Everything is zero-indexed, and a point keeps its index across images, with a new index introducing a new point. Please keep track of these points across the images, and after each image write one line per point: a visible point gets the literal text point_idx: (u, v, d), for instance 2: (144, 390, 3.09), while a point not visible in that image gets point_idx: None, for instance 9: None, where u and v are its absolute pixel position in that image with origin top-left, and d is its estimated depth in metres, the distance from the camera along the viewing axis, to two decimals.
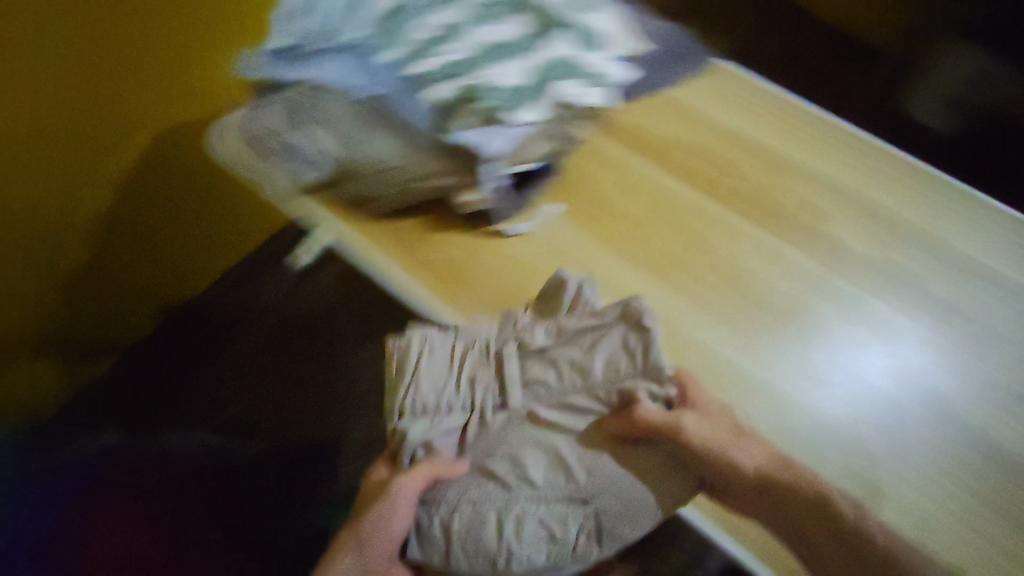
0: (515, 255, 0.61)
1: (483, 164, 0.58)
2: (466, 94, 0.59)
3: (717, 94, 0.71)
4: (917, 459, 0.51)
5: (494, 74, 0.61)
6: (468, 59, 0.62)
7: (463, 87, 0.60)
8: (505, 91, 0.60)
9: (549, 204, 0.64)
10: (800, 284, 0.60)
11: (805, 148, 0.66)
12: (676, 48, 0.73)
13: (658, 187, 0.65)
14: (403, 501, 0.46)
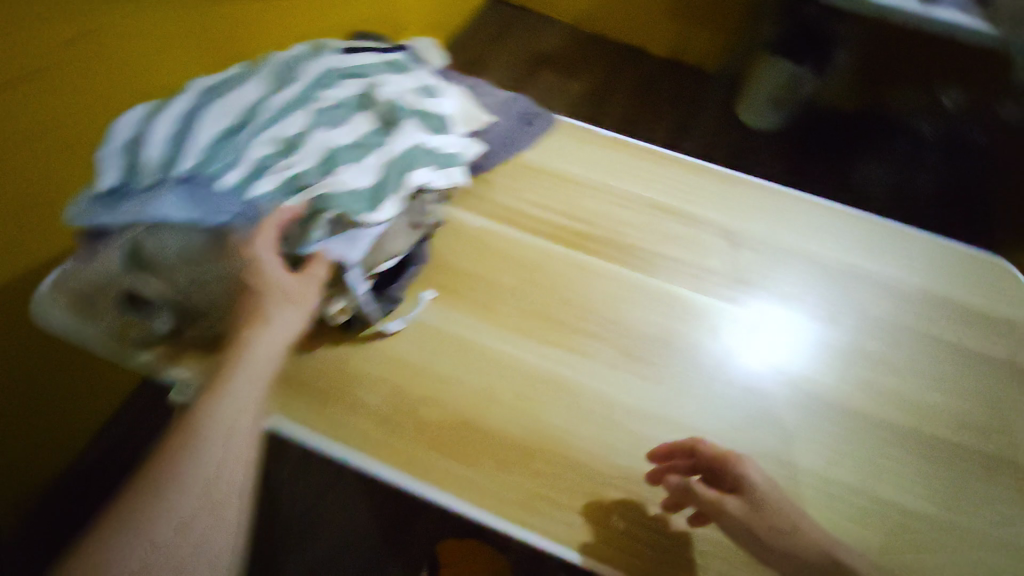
0: (408, 347, 0.61)
1: (350, 273, 0.57)
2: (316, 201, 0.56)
3: (603, 147, 0.80)
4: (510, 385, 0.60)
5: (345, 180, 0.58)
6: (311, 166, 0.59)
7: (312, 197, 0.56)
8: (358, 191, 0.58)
9: (425, 290, 0.65)
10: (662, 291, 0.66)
11: (685, 184, 0.77)
12: (511, 117, 0.80)
13: (542, 250, 0.69)
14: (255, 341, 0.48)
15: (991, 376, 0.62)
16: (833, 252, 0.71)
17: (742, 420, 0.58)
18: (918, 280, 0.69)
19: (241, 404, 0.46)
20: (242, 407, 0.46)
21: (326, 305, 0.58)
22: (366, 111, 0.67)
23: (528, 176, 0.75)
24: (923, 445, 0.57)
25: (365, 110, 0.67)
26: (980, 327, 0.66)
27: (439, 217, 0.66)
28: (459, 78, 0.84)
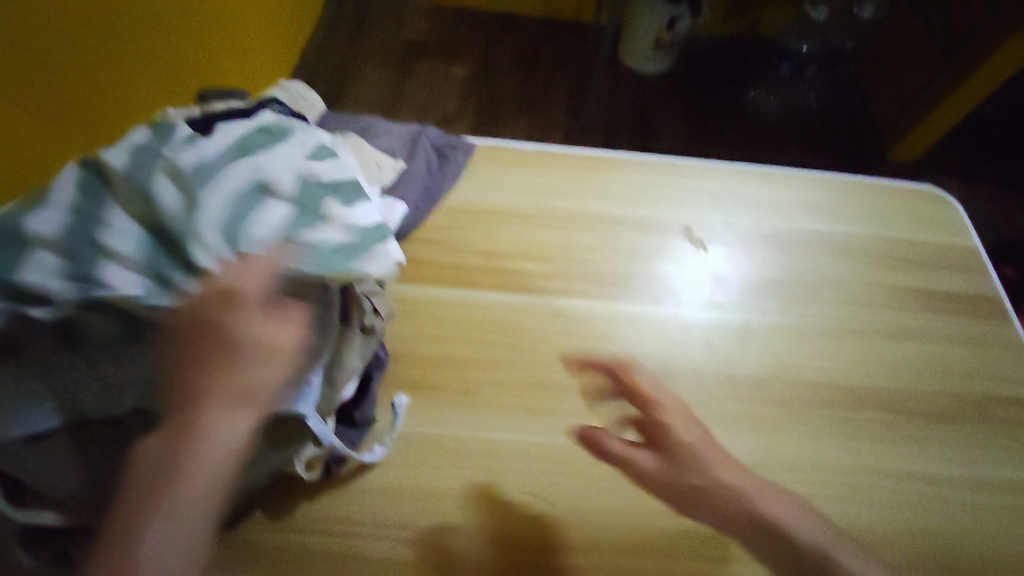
0: (399, 471, 0.51)
1: (307, 418, 0.45)
2: None
3: (543, 165, 0.71)
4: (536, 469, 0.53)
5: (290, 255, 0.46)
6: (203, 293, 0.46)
7: None
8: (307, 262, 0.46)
9: (396, 395, 0.54)
10: (645, 310, 0.62)
11: (633, 189, 0.71)
12: (429, 158, 0.69)
13: (513, 308, 0.61)
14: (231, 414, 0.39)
15: (966, 312, 0.65)
16: (795, 226, 0.70)
17: (764, 425, 0.56)
18: (877, 231, 0.70)
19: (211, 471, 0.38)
20: (223, 447, 0.39)
21: (299, 461, 0.47)
22: None
23: (470, 219, 0.66)
24: (934, 408, 0.58)
25: None
26: (942, 266, 0.68)
27: (386, 309, 0.55)
28: (349, 120, 0.72)
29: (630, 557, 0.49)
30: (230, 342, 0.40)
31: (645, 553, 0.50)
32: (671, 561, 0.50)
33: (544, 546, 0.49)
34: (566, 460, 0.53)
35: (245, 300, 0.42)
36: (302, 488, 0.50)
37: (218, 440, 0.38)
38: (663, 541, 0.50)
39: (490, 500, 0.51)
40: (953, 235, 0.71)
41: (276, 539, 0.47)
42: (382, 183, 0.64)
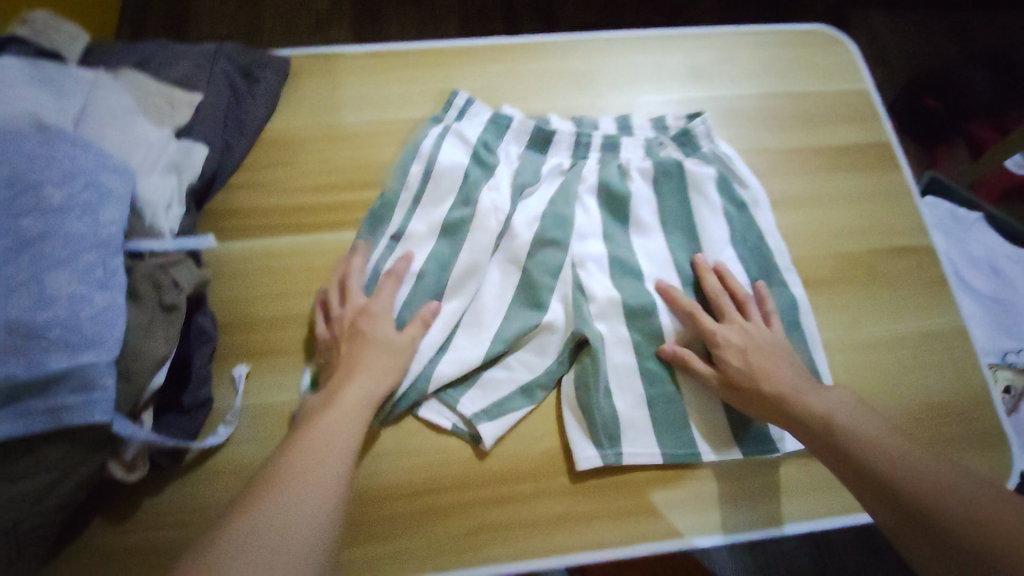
0: (253, 446, 0.47)
1: (113, 426, 0.40)
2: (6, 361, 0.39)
3: (375, 70, 0.61)
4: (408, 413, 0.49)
5: (583, 274, 0.53)
6: None
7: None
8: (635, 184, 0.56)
9: (234, 366, 0.49)
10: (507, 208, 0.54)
11: (489, 82, 0.61)
12: (232, 80, 0.58)
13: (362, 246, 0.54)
14: (370, 352, 0.47)
15: (856, 164, 0.60)
16: (671, 96, 0.62)
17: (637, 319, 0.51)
18: (763, 89, 0.63)
19: (342, 429, 0.43)
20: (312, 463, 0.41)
21: (117, 465, 0.43)
22: None
23: (297, 152, 0.57)
24: (821, 274, 0.56)
25: None
26: (833, 119, 0.62)
27: (196, 277, 0.47)
28: (126, 52, 0.58)
29: (510, 482, 0.47)
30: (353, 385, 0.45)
31: (523, 477, 0.48)
32: (549, 478, 0.48)
33: (420, 488, 0.47)
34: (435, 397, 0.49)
35: (371, 304, 0.49)
36: (145, 483, 0.46)
37: (322, 445, 0.41)
38: (538, 459, 0.48)
39: (396, 449, 0.48)
40: (844, 77, 0.64)
41: (131, 542, 0.44)
42: (177, 124, 0.54)
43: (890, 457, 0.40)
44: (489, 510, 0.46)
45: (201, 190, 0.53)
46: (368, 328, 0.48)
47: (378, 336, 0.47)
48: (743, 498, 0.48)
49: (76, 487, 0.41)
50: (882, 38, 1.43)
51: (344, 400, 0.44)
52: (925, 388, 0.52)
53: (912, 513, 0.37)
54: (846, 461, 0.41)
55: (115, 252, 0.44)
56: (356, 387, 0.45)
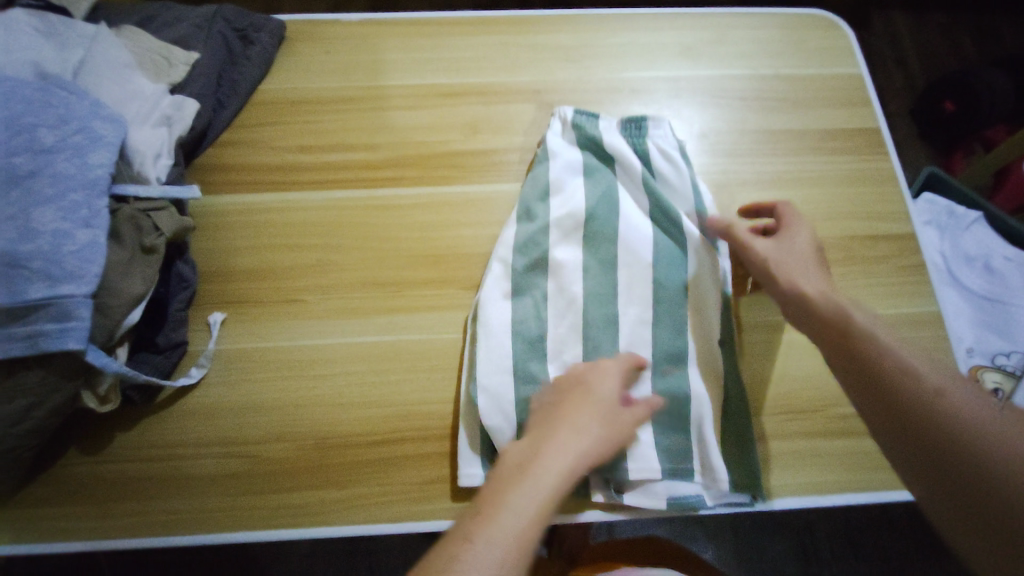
0: (223, 390, 0.49)
1: (86, 356, 0.42)
2: None
3: (369, 38, 0.62)
4: (375, 370, 0.50)
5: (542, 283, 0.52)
6: None
7: None
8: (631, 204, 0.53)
9: (210, 312, 0.51)
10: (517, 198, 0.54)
11: (480, 52, 0.62)
12: (228, 41, 0.59)
13: (342, 205, 0.55)
14: (580, 412, 0.43)
15: (845, 149, 0.60)
16: (660, 73, 0.62)
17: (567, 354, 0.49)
18: (755, 71, 0.62)
19: (535, 505, 0.37)
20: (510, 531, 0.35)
21: (91, 396, 0.44)
22: None
23: (286, 112, 0.59)
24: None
25: None
26: (824, 103, 0.61)
27: (178, 223, 0.48)
28: (129, 10, 0.60)
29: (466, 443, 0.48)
30: (545, 465, 0.39)
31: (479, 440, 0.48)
32: None
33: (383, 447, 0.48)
34: (404, 355, 0.50)
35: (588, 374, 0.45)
36: (118, 418, 0.48)
37: (522, 500, 0.37)
38: None
39: (359, 404, 0.49)
40: (839, 63, 0.63)
41: (100, 473, 0.46)
42: (173, 80, 0.55)
43: (937, 395, 0.37)
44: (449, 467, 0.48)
45: (191, 144, 0.55)
46: (592, 383, 0.45)
47: (587, 391, 0.44)
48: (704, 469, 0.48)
49: (49, 414, 0.43)
50: (905, 39, 1.40)
51: (552, 448, 0.40)
52: None
53: (968, 488, 0.34)
54: (912, 404, 0.37)
55: (100, 194, 0.45)
56: (565, 441, 0.41)
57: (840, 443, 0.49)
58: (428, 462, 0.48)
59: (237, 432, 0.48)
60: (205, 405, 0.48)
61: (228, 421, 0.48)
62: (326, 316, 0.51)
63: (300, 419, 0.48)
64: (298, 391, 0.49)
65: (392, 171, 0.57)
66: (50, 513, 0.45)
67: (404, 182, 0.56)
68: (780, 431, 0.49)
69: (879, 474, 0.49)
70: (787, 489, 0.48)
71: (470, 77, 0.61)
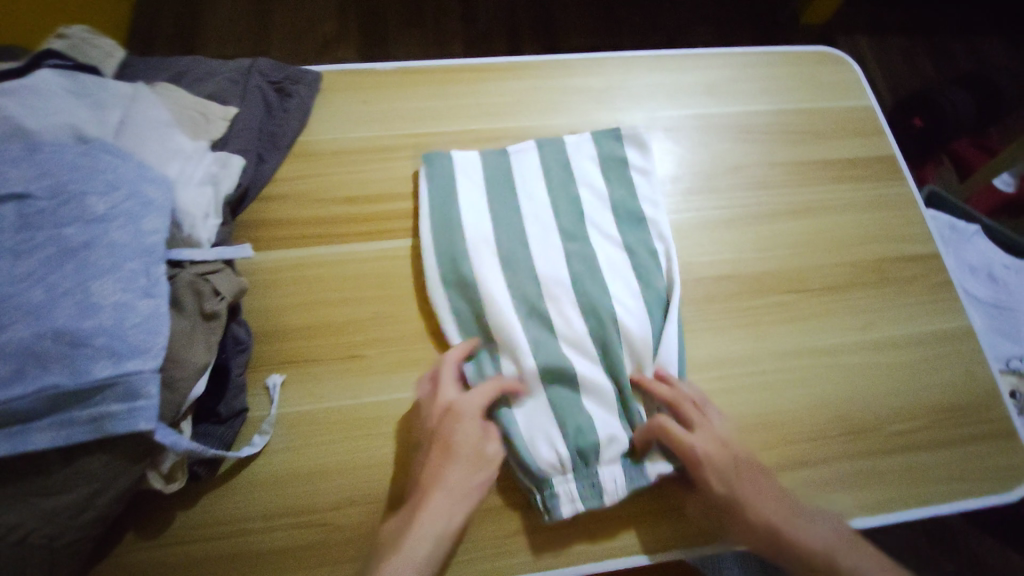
0: (287, 456, 0.47)
1: (156, 436, 0.40)
2: (55, 372, 0.38)
3: (404, 86, 0.62)
4: None
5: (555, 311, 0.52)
6: (30, 305, 0.39)
7: (39, 359, 0.38)
8: (630, 237, 0.56)
9: (269, 375, 0.49)
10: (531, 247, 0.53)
11: (516, 97, 0.63)
12: (264, 94, 0.59)
13: (395, 256, 0.55)
14: None
15: (865, 176, 0.63)
16: (688, 112, 0.64)
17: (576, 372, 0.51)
18: (775, 106, 0.65)
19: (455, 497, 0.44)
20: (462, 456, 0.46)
21: (156, 476, 0.42)
22: (26, 195, 0.43)
23: (329, 164, 0.58)
24: (838, 280, 0.58)
25: (25, 198, 0.43)
26: (842, 133, 0.65)
27: (235, 286, 0.47)
28: (159, 66, 0.59)
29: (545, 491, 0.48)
30: (463, 427, 0.46)
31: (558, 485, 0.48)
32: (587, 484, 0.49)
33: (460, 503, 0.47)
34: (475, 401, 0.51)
35: None
36: (178, 495, 0.45)
37: None
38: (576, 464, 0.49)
39: None
40: (850, 95, 0.67)
41: (163, 556, 0.44)
42: (212, 137, 0.55)
43: None
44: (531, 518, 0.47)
45: (234, 203, 0.54)
46: None
47: None
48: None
49: (114, 501, 0.40)
50: (868, 62, 1.50)
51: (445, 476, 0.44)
52: (940, 391, 0.54)
53: None
54: None
55: (157, 260, 0.44)
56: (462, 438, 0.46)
57: (902, 462, 0.51)
58: (510, 513, 0.47)
59: (307, 500, 0.46)
60: (268, 475, 0.46)
61: (297, 490, 0.46)
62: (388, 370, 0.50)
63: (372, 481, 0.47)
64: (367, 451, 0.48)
65: None
66: None
67: None
68: (844, 454, 0.51)
69: (943, 490, 0.50)
70: (860, 513, 0.49)
71: (506, 121, 0.62)
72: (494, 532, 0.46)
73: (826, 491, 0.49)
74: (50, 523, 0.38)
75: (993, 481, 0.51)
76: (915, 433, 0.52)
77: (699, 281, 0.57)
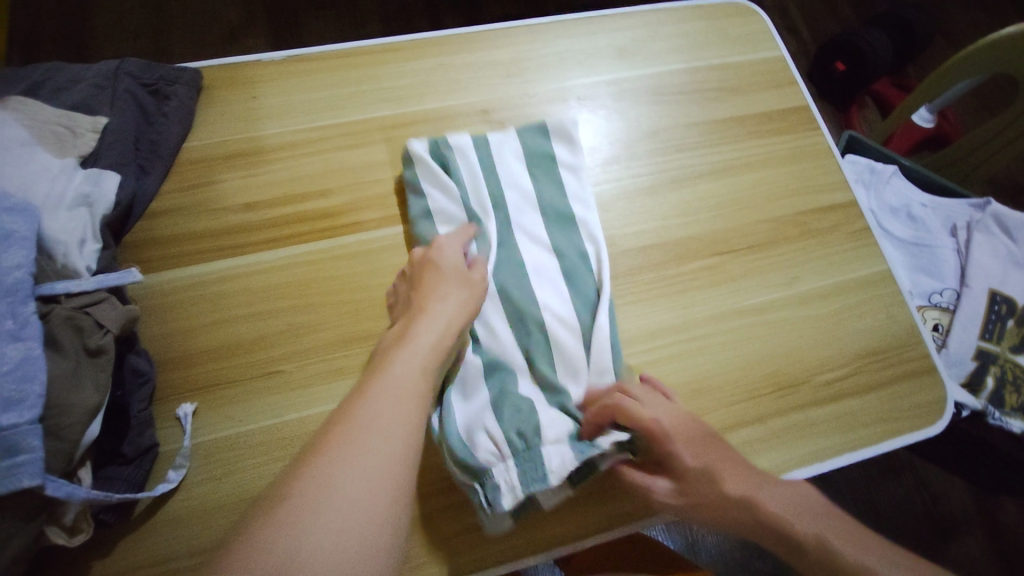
0: (208, 487, 0.44)
1: (46, 489, 0.37)
2: None
3: (298, 77, 0.58)
4: None
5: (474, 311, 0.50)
6: None
7: None
8: (559, 238, 0.54)
9: (179, 404, 0.46)
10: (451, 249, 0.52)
11: (419, 78, 0.60)
12: (138, 99, 0.54)
13: (305, 261, 0.52)
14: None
15: (780, 129, 0.63)
16: (600, 78, 0.62)
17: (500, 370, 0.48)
18: (687, 65, 0.64)
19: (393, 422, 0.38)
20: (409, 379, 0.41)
21: (57, 530, 0.39)
22: None
23: (222, 170, 0.54)
24: (760, 237, 0.58)
25: None
26: (754, 87, 0.64)
27: (123, 315, 0.43)
28: (12, 78, 0.53)
29: None
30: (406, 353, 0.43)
31: None
32: None
33: None
34: None
35: None
36: (92, 544, 0.42)
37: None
38: None
39: None
40: (761, 48, 0.67)
41: None
42: (81, 153, 0.49)
43: None
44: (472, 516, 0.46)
45: (117, 223, 0.49)
46: None
47: None
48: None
49: (10, 564, 0.37)
50: (790, 10, 1.50)
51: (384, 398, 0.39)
52: (862, 335, 0.55)
53: None
54: None
55: (24, 299, 0.39)
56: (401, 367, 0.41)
57: (831, 409, 0.52)
58: (450, 513, 0.46)
59: (236, 531, 0.43)
60: (190, 511, 0.44)
61: (224, 521, 0.44)
62: (309, 383, 0.48)
63: None
64: None
65: (351, 218, 0.54)
66: None
67: (364, 225, 0.54)
68: (777, 409, 0.52)
69: (871, 430, 0.52)
70: (796, 465, 0.50)
71: (412, 106, 0.58)
72: (435, 534, 0.45)
73: (762, 447, 0.50)
74: None
75: (916, 414, 0.53)
76: (840, 379, 0.53)
77: (625, 253, 0.56)
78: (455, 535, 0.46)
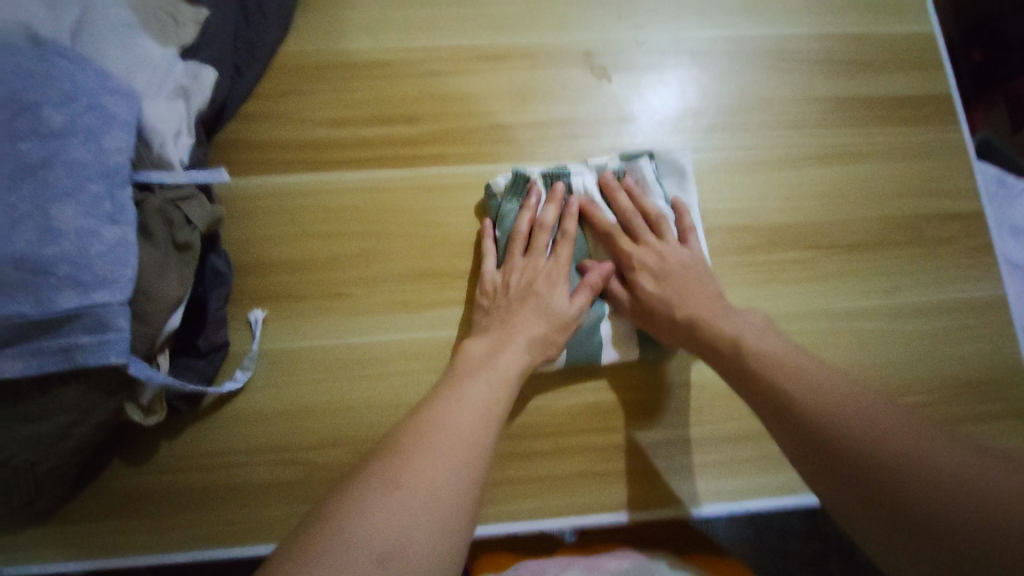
0: (270, 392, 0.46)
1: (130, 368, 0.38)
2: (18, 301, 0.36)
3: None
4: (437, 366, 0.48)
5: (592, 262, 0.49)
6: None
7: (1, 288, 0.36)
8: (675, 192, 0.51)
9: (250, 309, 0.47)
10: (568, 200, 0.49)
11: (523, 9, 0.55)
12: None
13: (384, 187, 0.51)
14: None
15: (911, 119, 0.56)
16: (719, 34, 0.57)
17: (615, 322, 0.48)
18: (818, 32, 0.57)
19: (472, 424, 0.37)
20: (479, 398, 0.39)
21: (136, 407, 0.41)
22: None
23: (313, 81, 0.52)
24: (864, 238, 0.53)
25: None
26: (891, 68, 0.57)
27: (209, 215, 0.44)
28: None
29: (531, 441, 0.47)
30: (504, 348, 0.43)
31: (544, 435, 0.47)
32: (575, 435, 0.48)
33: None
34: None
35: None
36: (163, 424, 0.45)
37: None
38: (565, 414, 0.48)
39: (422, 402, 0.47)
40: (909, 22, 0.59)
41: (150, 483, 0.44)
42: (182, 44, 0.49)
43: None
44: (515, 466, 0.47)
45: (209, 120, 0.50)
46: None
47: None
48: (770, 460, 0.48)
49: (94, 430, 0.39)
50: None
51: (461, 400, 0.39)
52: (956, 361, 0.51)
53: None
54: None
55: (122, 184, 0.40)
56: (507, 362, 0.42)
57: None
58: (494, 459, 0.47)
59: (292, 438, 0.45)
60: (252, 411, 0.46)
61: (282, 426, 0.45)
62: (375, 311, 0.48)
63: (357, 421, 0.46)
64: (351, 393, 0.46)
65: (434, 149, 0.52)
66: (101, 526, 0.43)
67: (447, 159, 0.52)
68: None
69: None
70: None
71: (512, 39, 0.55)
72: None
73: None
74: (28, 450, 0.38)
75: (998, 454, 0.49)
76: (920, 403, 0.50)
77: (712, 231, 0.53)
78: (496, 480, 0.46)
